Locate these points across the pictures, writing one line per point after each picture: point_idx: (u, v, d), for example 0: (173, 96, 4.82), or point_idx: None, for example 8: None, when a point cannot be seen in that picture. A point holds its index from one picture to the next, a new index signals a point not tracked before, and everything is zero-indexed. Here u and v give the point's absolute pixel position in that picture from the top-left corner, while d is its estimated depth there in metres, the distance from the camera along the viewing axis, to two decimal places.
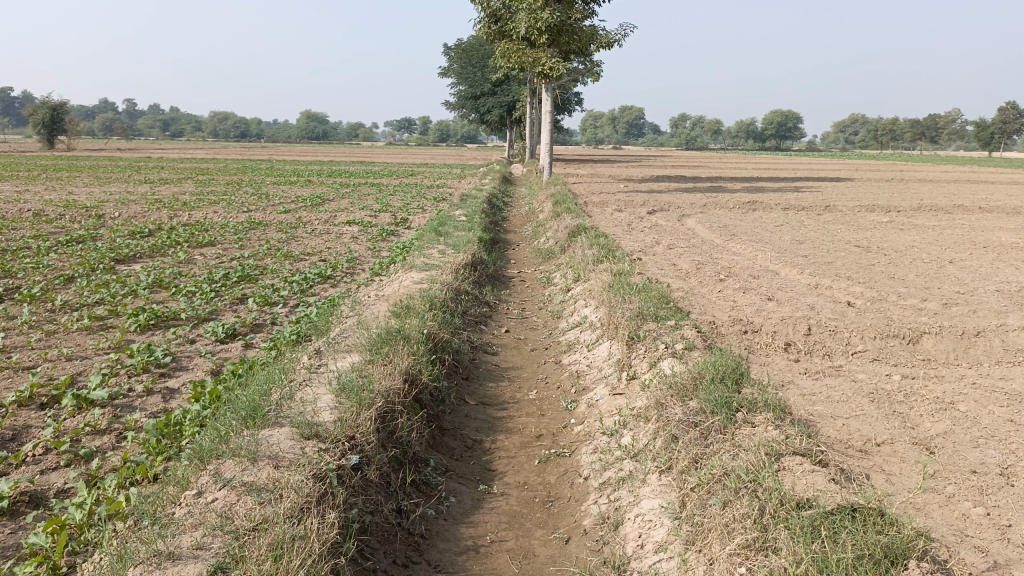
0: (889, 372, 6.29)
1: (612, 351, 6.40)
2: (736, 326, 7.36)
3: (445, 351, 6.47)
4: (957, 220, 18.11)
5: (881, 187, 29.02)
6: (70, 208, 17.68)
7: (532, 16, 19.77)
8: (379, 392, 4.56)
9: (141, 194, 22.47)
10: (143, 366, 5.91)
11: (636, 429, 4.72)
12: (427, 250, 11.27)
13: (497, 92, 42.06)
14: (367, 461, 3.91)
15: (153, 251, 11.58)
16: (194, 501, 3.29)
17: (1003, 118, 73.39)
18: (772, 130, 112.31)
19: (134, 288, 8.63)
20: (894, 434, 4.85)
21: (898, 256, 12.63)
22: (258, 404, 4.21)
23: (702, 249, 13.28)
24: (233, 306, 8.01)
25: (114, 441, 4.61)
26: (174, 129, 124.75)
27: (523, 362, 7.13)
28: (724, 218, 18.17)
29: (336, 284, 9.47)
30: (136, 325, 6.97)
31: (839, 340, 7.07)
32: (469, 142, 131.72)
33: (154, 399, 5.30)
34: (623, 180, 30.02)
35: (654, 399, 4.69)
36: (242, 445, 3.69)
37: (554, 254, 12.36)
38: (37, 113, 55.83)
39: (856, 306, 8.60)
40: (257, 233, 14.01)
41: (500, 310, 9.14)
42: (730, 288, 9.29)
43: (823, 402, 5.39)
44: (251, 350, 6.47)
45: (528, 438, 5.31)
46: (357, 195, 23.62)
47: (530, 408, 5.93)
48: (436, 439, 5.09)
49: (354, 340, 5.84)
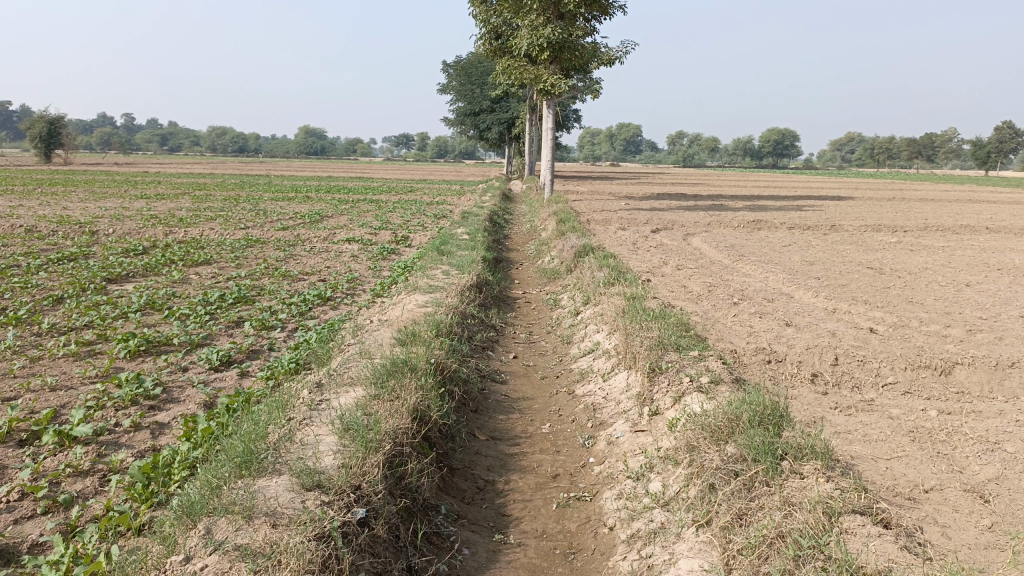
0: (924, 406, 5.93)
1: (631, 383, 6.03)
2: (758, 355, 7.00)
3: (453, 381, 6.08)
4: (967, 241, 17.78)
5: (883, 205, 28.72)
6: (63, 224, 17.36)
7: (533, 33, 19.55)
8: (386, 432, 4.17)
9: (136, 210, 22.12)
10: (131, 399, 5.53)
11: (665, 475, 4.35)
12: (430, 270, 10.91)
13: (496, 109, 41.90)
14: (375, 514, 3.52)
15: (147, 270, 11.21)
16: (181, 568, 2.90)
17: (999, 137, 72.81)
18: (770, 149, 112.51)
19: (125, 310, 8.26)
20: (942, 480, 4.47)
21: (912, 279, 12.30)
22: (252, 448, 3.82)
23: (712, 270, 12.95)
24: (228, 330, 7.64)
25: (96, 484, 4.23)
26: (173, 146, 125.11)
27: (534, 392, 6.75)
28: (729, 237, 17.84)
29: (336, 306, 9.12)
30: (125, 351, 6.59)
31: (868, 371, 6.71)
32: (467, 156, 131.72)
33: (141, 436, 4.93)
34: (624, 198, 29.75)
35: (685, 441, 4.32)
36: (235, 498, 3.30)
37: (560, 274, 12.01)
38: (34, 128, 55.49)
39: (879, 333, 8.24)
40: (255, 251, 13.66)
41: (507, 334, 8.77)
42: (747, 314, 8.95)
43: (861, 442, 5.01)
44: (247, 380, 6.09)
45: (544, 478, 4.93)
46: (356, 211, 23.32)
47: (544, 443, 5.55)
48: (445, 481, 4.71)
49: (357, 372, 5.46)
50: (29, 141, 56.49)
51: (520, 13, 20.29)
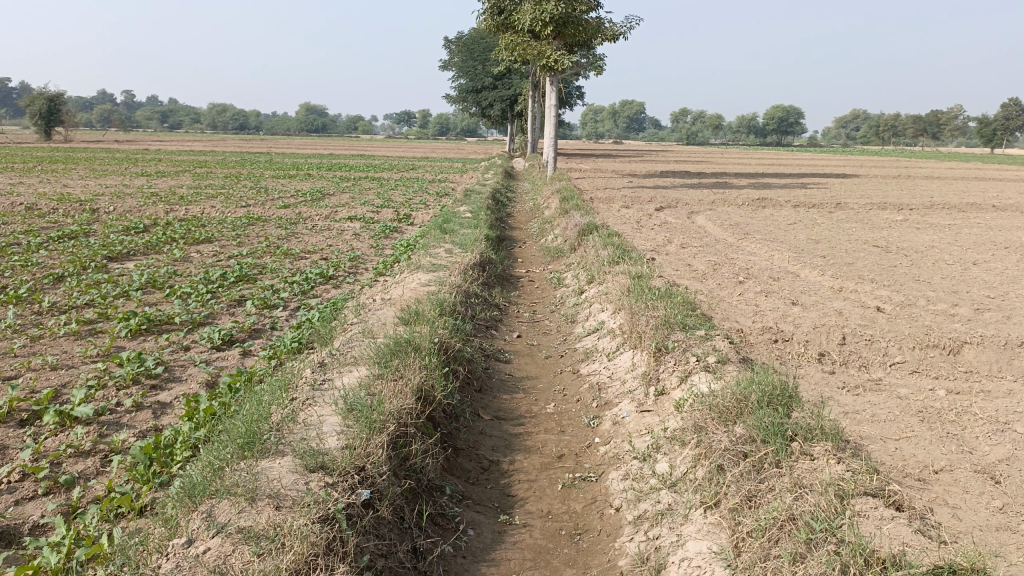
0: (933, 385, 5.88)
1: (636, 363, 5.98)
2: (765, 334, 6.94)
3: (457, 361, 6.03)
4: (973, 219, 17.63)
5: (889, 183, 28.49)
6: (64, 202, 17.27)
7: (537, 8, 19.30)
8: (390, 413, 4.12)
9: (137, 187, 21.99)
10: (133, 378, 5.49)
11: (672, 456, 4.30)
12: (433, 248, 10.83)
13: (498, 86, 41.56)
14: (380, 496, 3.47)
15: (148, 248, 11.14)
16: (183, 552, 2.86)
17: (1006, 114, 72.30)
18: (773, 126, 111.77)
19: (126, 288, 8.19)
20: (953, 460, 4.42)
21: (918, 257, 12.20)
22: (255, 428, 3.76)
23: (717, 248, 12.86)
24: (230, 309, 7.58)
25: (98, 464, 4.19)
26: (173, 123, 124.48)
27: (538, 372, 6.70)
28: (734, 215, 17.72)
29: (338, 284, 9.06)
30: (126, 330, 6.55)
31: (876, 350, 6.66)
32: (469, 134, 130.84)
33: (143, 416, 4.89)
34: (627, 176, 29.55)
35: (692, 422, 4.27)
36: (237, 480, 3.24)
37: (564, 253, 11.92)
38: (34, 105, 55.20)
39: (886, 312, 8.16)
40: (256, 229, 13.58)
41: (510, 313, 8.71)
42: (753, 292, 8.88)
43: (870, 422, 4.97)
44: (249, 359, 6.04)
45: (549, 458, 4.89)
46: (358, 188, 23.22)
47: (549, 423, 5.52)
48: (449, 461, 4.67)
49: (361, 351, 5.40)
50: (29, 118, 56.19)
51: None
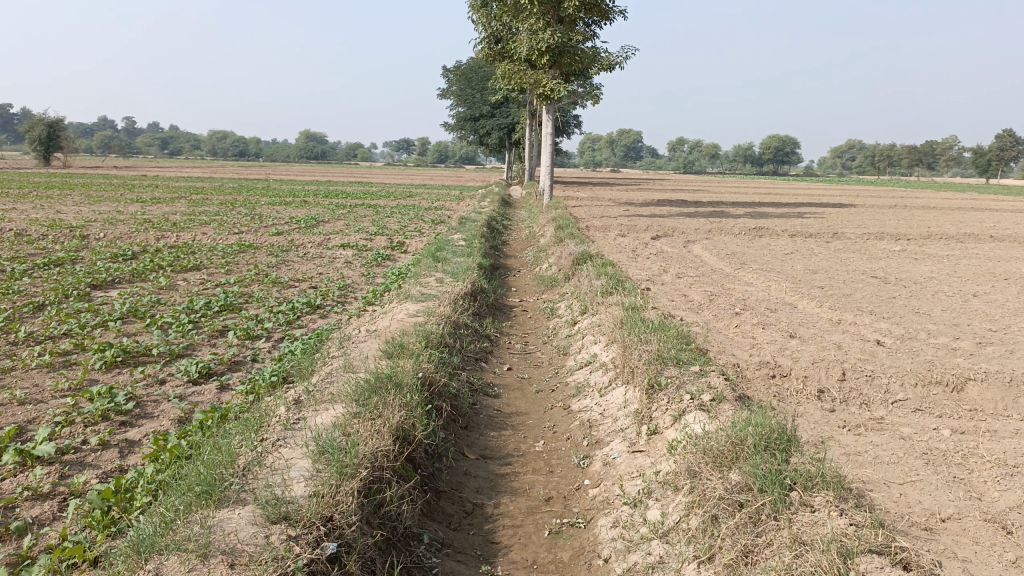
0: (936, 425, 5.65)
1: (628, 400, 5.75)
2: (762, 369, 6.71)
3: (442, 397, 5.79)
4: (971, 250, 17.50)
5: (886, 213, 28.43)
6: (54, 228, 17.10)
7: (533, 37, 19.30)
8: (364, 455, 3.88)
9: (130, 213, 21.84)
10: (101, 414, 5.25)
11: (664, 502, 4.05)
12: (424, 277, 10.63)
13: (496, 114, 41.73)
14: (348, 549, 3.24)
15: (133, 276, 10.93)
16: None
17: (1000, 145, 72.82)
18: (770, 156, 112.40)
19: (106, 318, 7.97)
20: (961, 508, 4.17)
21: (918, 288, 12.02)
22: (216, 475, 3.53)
23: (713, 278, 12.67)
24: (210, 340, 7.35)
25: (54, 509, 3.94)
26: (173, 148, 125.11)
27: (528, 407, 6.46)
28: (730, 244, 17.57)
29: (325, 314, 8.84)
30: (101, 362, 6.31)
31: (877, 387, 6.43)
32: (467, 162, 131.37)
33: (108, 455, 4.64)
34: (624, 204, 29.50)
35: (685, 466, 4.04)
36: (190, 534, 3.00)
37: (557, 282, 11.73)
38: (33, 130, 55.24)
39: (886, 346, 7.95)
40: (246, 257, 13.36)
41: (501, 344, 8.48)
42: (749, 325, 8.67)
43: (872, 465, 4.73)
44: (226, 394, 5.78)
45: (536, 501, 4.64)
46: (353, 216, 23.07)
47: (537, 463, 5.27)
48: (430, 505, 4.42)
49: (339, 387, 5.15)
50: (27, 144, 56.16)
51: (519, 18, 20.06)
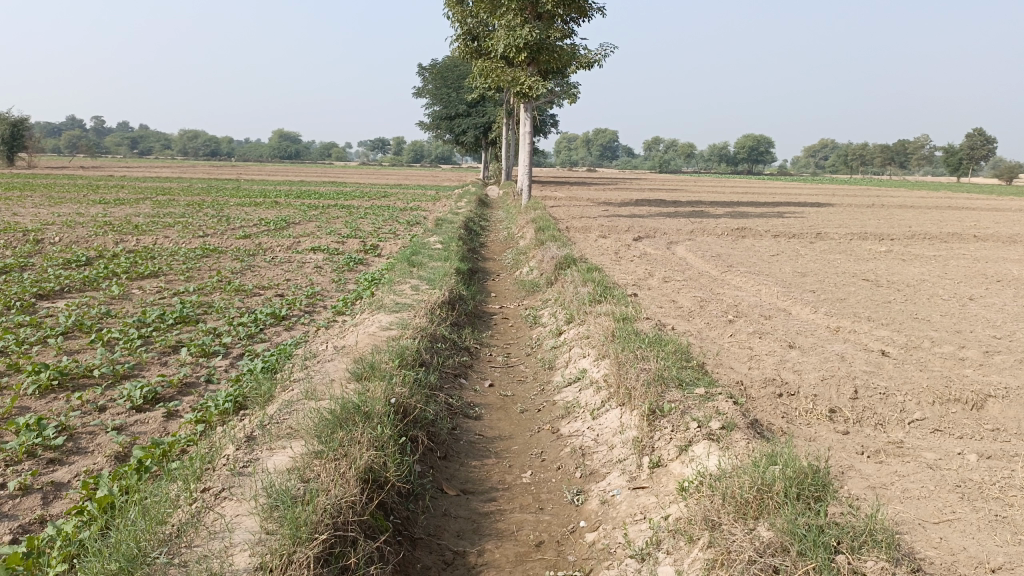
0: (960, 448, 5.15)
1: (626, 425, 5.17)
2: (767, 387, 6.17)
3: (417, 425, 5.18)
4: (957, 250, 17.21)
5: (866, 212, 28.25)
6: (7, 232, 16.18)
7: (509, 34, 18.68)
8: (324, 509, 3.28)
9: (90, 216, 20.85)
10: (27, 450, 4.57)
11: (677, 556, 3.48)
12: (398, 284, 10.01)
13: (472, 113, 41.09)
14: None
15: (85, 284, 10.18)
16: None
17: (970, 144, 73.43)
18: (746, 155, 112.86)
19: (48, 333, 7.24)
20: (1012, 555, 3.65)
21: (912, 292, 11.61)
22: (136, 546, 2.95)
23: (700, 282, 12.18)
24: (161, 358, 6.66)
25: None
26: (143, 149, 122.57)
27: (513, 431, 5.86)
28: (714, 245, 17.11)
29: (291, 326, 8.20)
30: (34, 386, 5.62)
31: (892, 405, 5.92)
32: (443, 162, 130.33)
33: (29, 503, 3.98)
34: (603, 204, 29.02)
35: (701, 513, 3.49)
36: None
37: (539, 287, 11.14)
38: None
39: (892, 357, 7.46)
40: (208, 262, 12.60)
41: (482, 357, 7.90)
42: (745, 333, 8.16)
43: (904, 503, 4.20)
44: (173, 423, 5.14)
45: (528, 548, 4.04)
46: (325, 217, 22.30)
47: (525, 498, 4.67)
48: (404, 559, 3.81)
49: (298, 420, 4.54)
50: None
51: (495, 14, 19.44)
